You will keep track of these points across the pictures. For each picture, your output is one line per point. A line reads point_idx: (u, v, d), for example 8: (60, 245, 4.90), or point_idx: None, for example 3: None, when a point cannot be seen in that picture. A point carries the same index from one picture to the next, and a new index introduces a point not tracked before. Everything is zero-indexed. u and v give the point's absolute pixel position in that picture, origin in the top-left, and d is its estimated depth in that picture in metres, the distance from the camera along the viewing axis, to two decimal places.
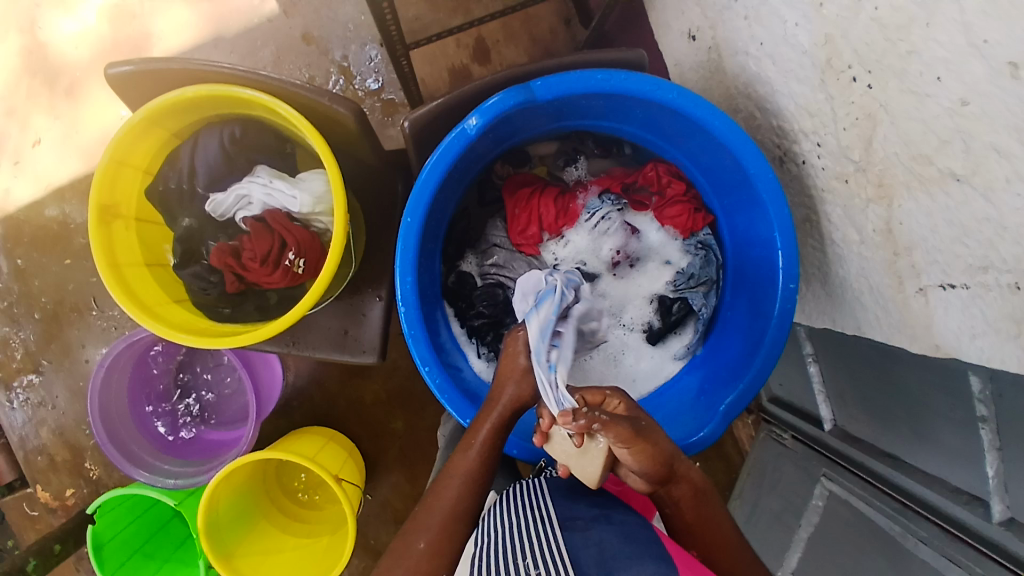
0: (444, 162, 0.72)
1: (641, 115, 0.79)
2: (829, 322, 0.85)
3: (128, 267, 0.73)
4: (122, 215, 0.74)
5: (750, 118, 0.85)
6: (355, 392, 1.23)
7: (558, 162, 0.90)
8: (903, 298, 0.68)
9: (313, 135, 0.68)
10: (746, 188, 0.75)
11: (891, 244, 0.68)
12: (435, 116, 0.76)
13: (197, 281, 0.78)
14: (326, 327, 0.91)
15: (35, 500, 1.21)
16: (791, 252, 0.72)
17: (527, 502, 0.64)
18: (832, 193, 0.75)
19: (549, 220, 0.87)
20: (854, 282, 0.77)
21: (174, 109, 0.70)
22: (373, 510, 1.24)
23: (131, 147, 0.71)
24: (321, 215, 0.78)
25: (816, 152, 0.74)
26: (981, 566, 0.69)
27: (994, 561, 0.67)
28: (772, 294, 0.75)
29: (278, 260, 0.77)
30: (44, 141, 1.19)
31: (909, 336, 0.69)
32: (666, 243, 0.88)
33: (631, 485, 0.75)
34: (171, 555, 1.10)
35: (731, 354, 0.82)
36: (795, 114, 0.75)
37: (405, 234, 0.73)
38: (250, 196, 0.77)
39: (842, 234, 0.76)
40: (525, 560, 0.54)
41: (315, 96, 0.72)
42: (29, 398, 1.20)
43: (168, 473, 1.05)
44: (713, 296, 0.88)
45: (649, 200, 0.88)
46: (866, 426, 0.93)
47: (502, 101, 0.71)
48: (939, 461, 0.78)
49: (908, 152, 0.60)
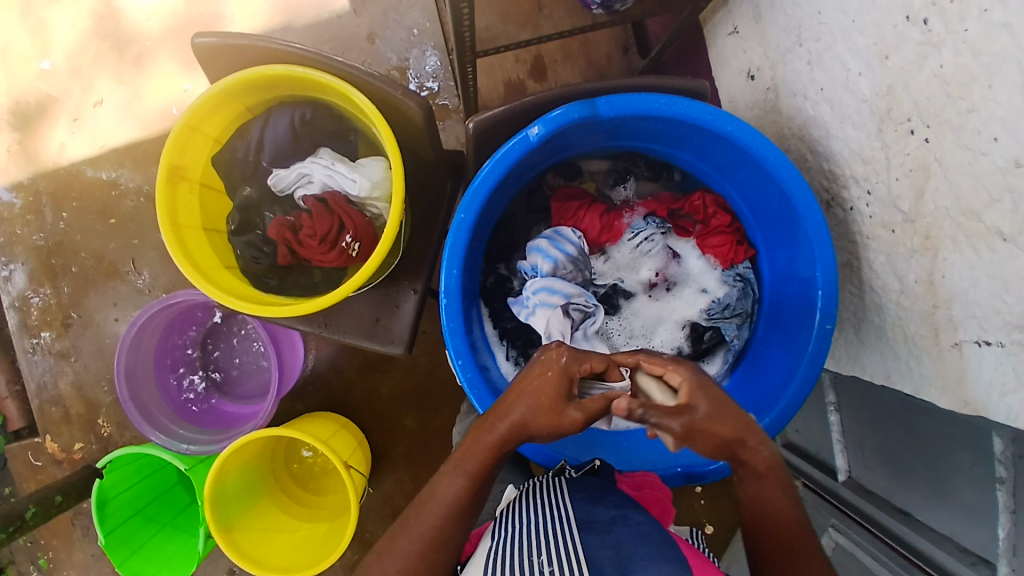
0: (502, 165, 0.75)
1: (696, 142, 0.80)
2: (858, 369, 0.86)
3: (187, 228, 0.74)
4: (187, 178, 0.75)
5: (800, 159, 0.87)
6: (372, 384, 1.24)
7: (607, 180, 0.91)
8: (937, 350, 0.70)
9: (382, 124, 0.71)
10: (791, 226, 0.78)
11: (931, 295, 0.69)
12: (499, 121, 0.79)
13: (250, 250, 0.78)
14: (358, 314, 0.94)
15: (41, 450, 1.22)
16: (831, 292, 0.73)
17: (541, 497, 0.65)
18: (876, 240, 0.77)
19: (592, 233, 0.88)
20: (888, 330, 0.78)
21: (251, 83, 0.73)
22: (373, 502, 1.24)
23: (206, 114, 0.73)
24: (377, 200, 0.78)
25: (865, 199, 0.76)
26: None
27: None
28: (806, 331, 0.76)
29: (335, 241, 0.76)
30: (105, 102, 1.22)
31: (939, 388, 0.70)
32: (705, 271, 0.88)
33: (648, 490, 0.75)
34: (170, 521, 1.12)
35: (756, 390, 0.82)
36: (847, 160, 0.77)
37: (456, 230, 0.75)
38: (311, 175, 0.78)
39: (882, 282, 0.78)
40: (546, 552, 0.54)
41: (388, 88, 0.74)
42: (53, 349, 1.21)
43: (184, 438, 1.06)
44: (746, 328, 0.88)
45: (692, 228, 0.88)
46: (881, 478, 0.93)
47: (565, 114, 0.74)
48: (950, 520, 0.79)
49: (957, 206, 0.62)
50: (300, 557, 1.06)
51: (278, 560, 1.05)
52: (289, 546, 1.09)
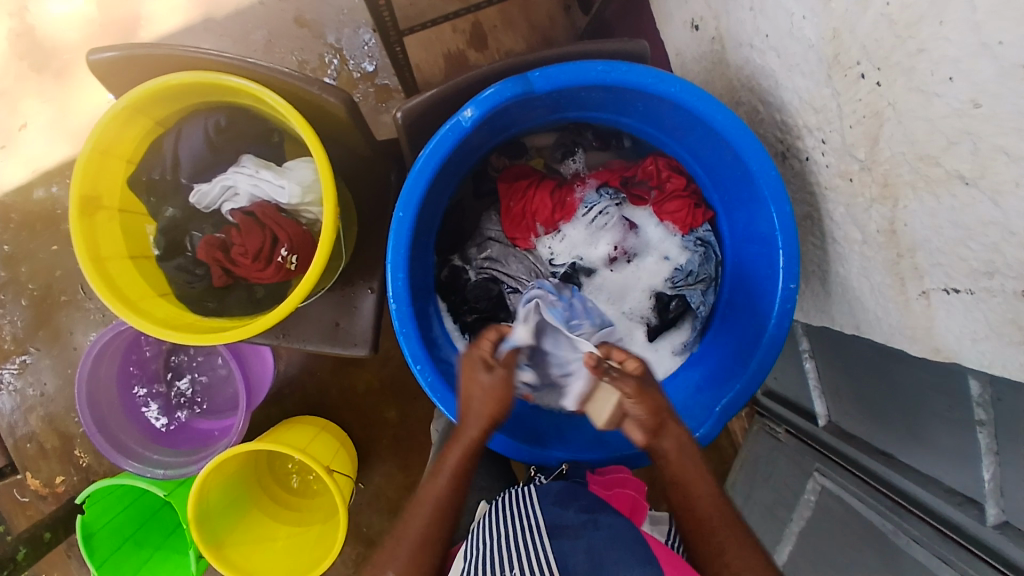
0: (438, 154, 0.71)
1: (643, 107, 0.76)
2: (828, 320, 0.84)
3: (112, 260, 0.70)
4: (106, 206, 0.70)
5: (753, 112, 0.83)
6: (348, 382, 1.22)
7: (555, 155, 0.86)
8: (905, 299, 0.68)
9: (301, 122, 0.66)
10: (745, 185, 0.75)
11: (894, 244, 0.66)
12: (430, 107, 0.74)
13: (182, 274, 0.75)
14: (316, 319, 0.91)
15: (24, 487, 1.18)
16: (792, 251, 0.71)
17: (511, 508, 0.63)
18: (835, 190, 0.73)
19: (544, 214, 0.82)
20: (855, 281, 0.76)
21: (159, 96, 0.67)
22: (366, 498, 1.24)
23: (115, 135, 0.67)
24: (311, 205, 0.74)
25: (820, 148, 0.73)
26: (972, 567, 0.70)
27: (987, 562, 0.69)
28: (771, 293, 0.74)
29: (271, 256, 0.73)
30: (32, 125, 1.15)
31: (909, 337, 0.69)
32: (665, 238, 0.84)
33: (619, 489, 0.70)
34: (162, 543, 1.09)
35: (727, 354, 0.79)
36: (799, 109, 0.73)
37: (396, 230, 0.71)
38: (236, 187, 0.74)
39: (844, 233, 0.75)
40: (510, 564, 0.53)
41: (303, 85, 0.69)
42: (19, 383, 1.17)
43: (158, 463, 1.04)
44: (712, 293, 0.85)
45: (648, 194, 0.84)
46: (859, 422, 0.93)
47: (498, 93, 0.69)
48: (934, 460, 0.78)
49: (913, 152, 0.59)
50: (297, 564, 1.06)
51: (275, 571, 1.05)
52: (285, 554, 1.09)
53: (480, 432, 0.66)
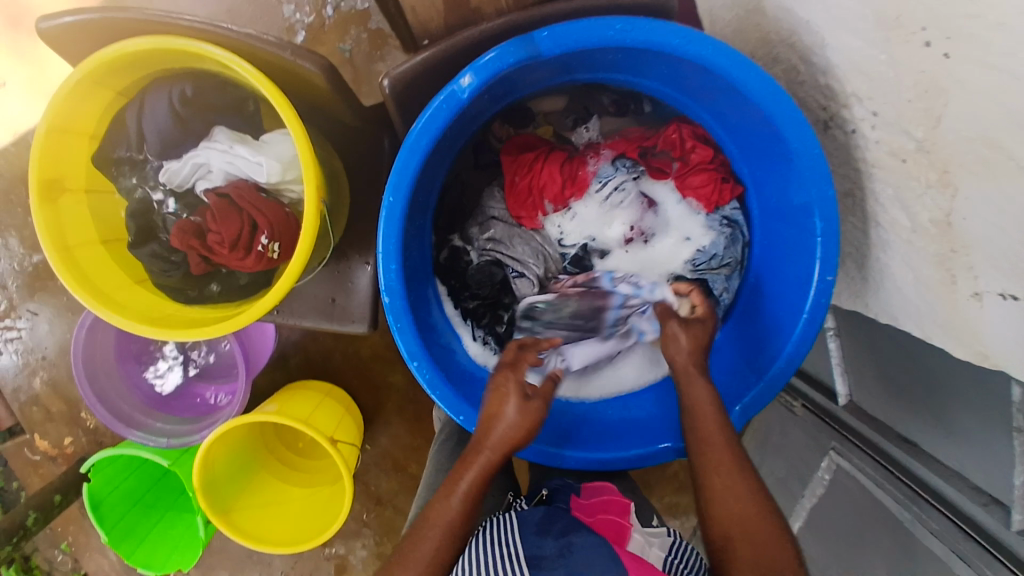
0: (433, 129, 0.63)
1: (666, 70, 0.67)
2: (861, 305, 0.77)
3: (81, 248, 0.64)
4: (70, 189, 0.63)
5: (791, 72, 0.73)
6: (351, 346, 1.19)
7: (565, 121, 0.78)
8: (953, 297, 0.61)
9: (274, 93, 0.58)
10: (782, 162, 0.66)
11: (948, 238, 0.59)
12: (420, 72, 0.65)
13: (157, 263, 0.69)
14: (312, 295, 0.85)
15: (35, 447, 1.19)
16: (831, 239, 0.63)
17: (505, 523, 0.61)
18: (882, 169, 0.65)
19: (553, 190, 0.76)
20: (895, 270, 0.68)
21: (119, 65, 0.59)
22: (373, 459, 1.24)
23: (75, 109, 0.60)
24: (291, 182, 0.68)
25: (869, 121, 0.64)
26: (988, 567, 0.66)
27: (1002, 563, 0.64)
28: (802, 284, 0.67)
29: (250, 244, 0.66)
30: (5, 82, 1.07)
31: (953, 337, 0.62)
32: (687, 217, 0.77)
33: (603, 515, 0.66)
34: (173, 503, 1.11)
35: (752, 345, 0.73)
36: (846, 75, 0.64)
37: (388, 216, 0.64)
38: (208, 164, 0.67)
39: (889, 217, 0.67)
40: None
41: (274, 50, 0.61)
42: (19, 346, 1.15)
43: (161, 432, 1.03)
44: (736, 277, 0.78)
45: (669, 166, 0.77)
46: (884, 406, 0.88)
47: (500, 57, 0.60)
48: (964, 456, 0.73)
49: (981, 139, 0.50)
50: (305, 529, 1.07)
51: (284, 536, 1.06)
52: (293, 519, 1.09)
53: (495, 457, 0.61)
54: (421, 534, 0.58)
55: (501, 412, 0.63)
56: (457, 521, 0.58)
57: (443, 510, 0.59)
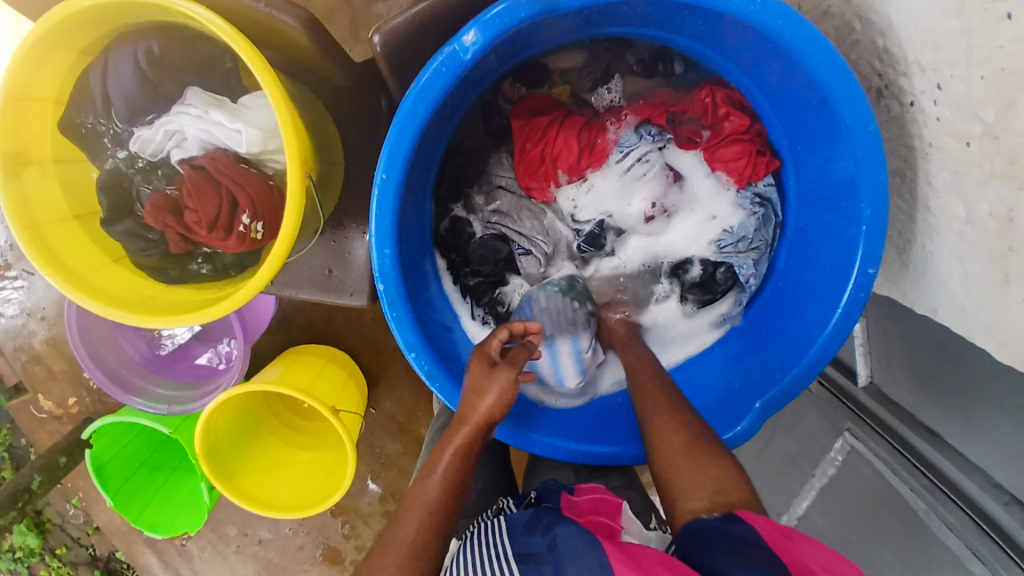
0: (428, 99, 0.55)
1: (700, 26, 0.59)
2: (895, 293, 0.71)
3: (51, 228, 0.58)
4: (36, 162, 0.57)
5: (844, 29, 0.64)
6: (354, 310, 1.15)
7: (584, 82, 0.70)
8: (1003, 300, 0.54)
9: (248, 49, 0.51)
10: (829, 137, 0.59)
11: (1007, 236, 0.51)
12: (416, 29, 0.57)
13: (133, 241, 0.64)
14: (307, 267, 0.80)
15: (39, 406, 1.18)
16: (878, 228, 0.56)
17: (497, 523, 0.57)
18: (940, 150, 0.57)
19: (567, 160, 0.68)
20: (941, 261, 0.61)
21: (76, 21, 0.52)
22: (377, 423, 1.22)
23: (32, 72, 0.53)
24: (275, 152, 0.60)
25: (932, 95, 0.55)
26: (1001, 564, 0.64)
27: (1017, 562, 0.62)
28: (839, 277, 0.60)
29: (231, 225, 0.61)
30: None
31: (997, 342, 0.55)
32: (716, 193, 0.69)
33: (593, 517, 0.62)
34: (179, 464, 1.10)
35: (779, 338, 0.67)
36: (911, 39, 0.55)
37: (380, 195, 0.57)
38: (183, 131, 0.60)
39: (942, 204, 0.59)
40: None
41: (247, 2, 0.54)
42: (17, 304, 1.13)
43: (163, 399, 1.01)
44: (764, 262, 0.71)
45: (700, 136, 0.68)
46: (911, 395, 0.82)
47: (505, 15, 0.52)
48: (995, 456, 0.69)
49: None
50: (308, 493, 1.07)
51: (288, 499, 1.05)
52: (297, 484, 1.09)
53: (481, 425, 0.57)
54: (405, 508, 0.54)
55: (479, 395, 0.58)
56: (442, 494, 0.54)
57: (422, 489, 0.55)
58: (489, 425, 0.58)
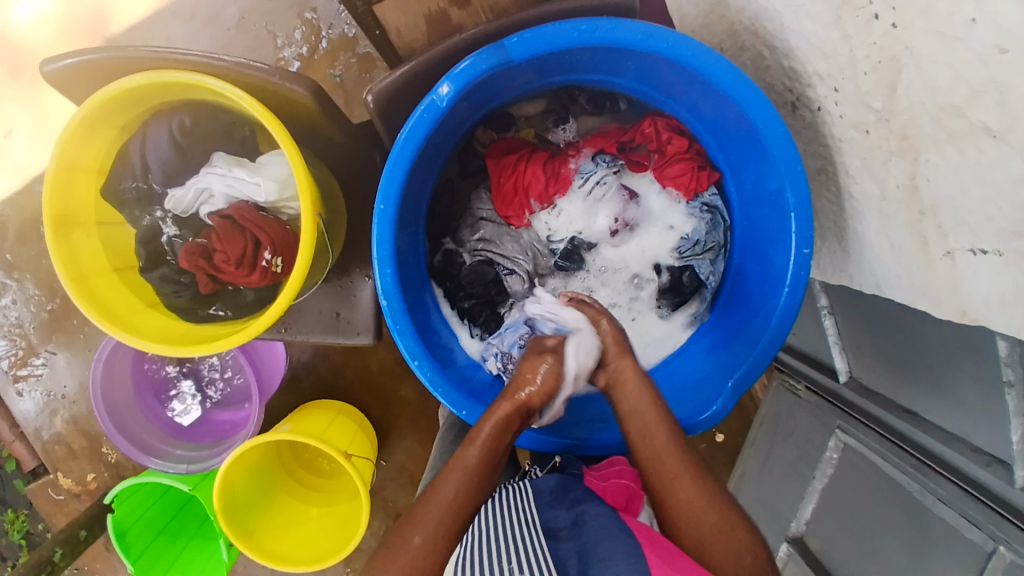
0: (416, 137, 0.66)
1: (634, 66, 0.71)
2: (845, 279, 0.80)
3: (96, 277, 0.68)
4: (82, 222, 0.67)
5: (758, 58, 0.77)
6: (360, 363, 1.22)
7: (545, 122, 0.82)
8: (928, 260, 0.62)
9: (266, 113, 0.61)
10: (752, 143, 0.69)
11: (916, 201, 0.60)
12: (401, 86, 0.69)
13: (167, 284, 0.73)
14: (317, 311, 0.88)
15: (59, 486, 1.22)
16: (805, 214, 0.65)
17: (504, 509, 0.63)
18: (850, 143, 0.68)
19: (537, 189, 0.80)
20: (873, 240, 0.70)
21: (119, 102, 0.63)
22: (388, 474, 1.26)
23: (80, 148, 0.64)
24: (290, 201, 0.72)
25: (832, 97, 0.67)
26: (1000, 528, 0.66)
27: (1016, 523, 0.64)
28: (783, 257, 0.69)
29: (255, 261, 0.71)
30: (13, 131, 1.13)
31: (933, 299, 0.62)
32: (668, 207, 0.81)
33: (614, 480, 0.73)
34: (196, 531, 1.13)
35: (743, 324, 0.75)
36: (808, 55, 0.67)
37: (380, 223, 0.67)
38: (210, 188, 0.71)
39: (861, 188, 0.69)
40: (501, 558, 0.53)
41: (265, 76, 0.65)
42: (39, 387, 1.18)
43: (181, 459, 1.06)
44: (721, 261, 0.82)
45: (648, 159, 0.81)
46: (882, 379, 0.88)
47: (474, 65, 0.63)
48: (956, 418, 0.73)
49: (935, 101, 0.52)
50: (325, 545, 1.09)
51: (303, 553, 1.07)
52: (314, 537, 1.11)
53: (516, 403, 0.69)
54: (453, 465, 0.66)
55: (520, 378, 0.70)
56: (481, 458, 0.66)
57: (462, 455, 0.66)
58: (523, 409, 0.69)
